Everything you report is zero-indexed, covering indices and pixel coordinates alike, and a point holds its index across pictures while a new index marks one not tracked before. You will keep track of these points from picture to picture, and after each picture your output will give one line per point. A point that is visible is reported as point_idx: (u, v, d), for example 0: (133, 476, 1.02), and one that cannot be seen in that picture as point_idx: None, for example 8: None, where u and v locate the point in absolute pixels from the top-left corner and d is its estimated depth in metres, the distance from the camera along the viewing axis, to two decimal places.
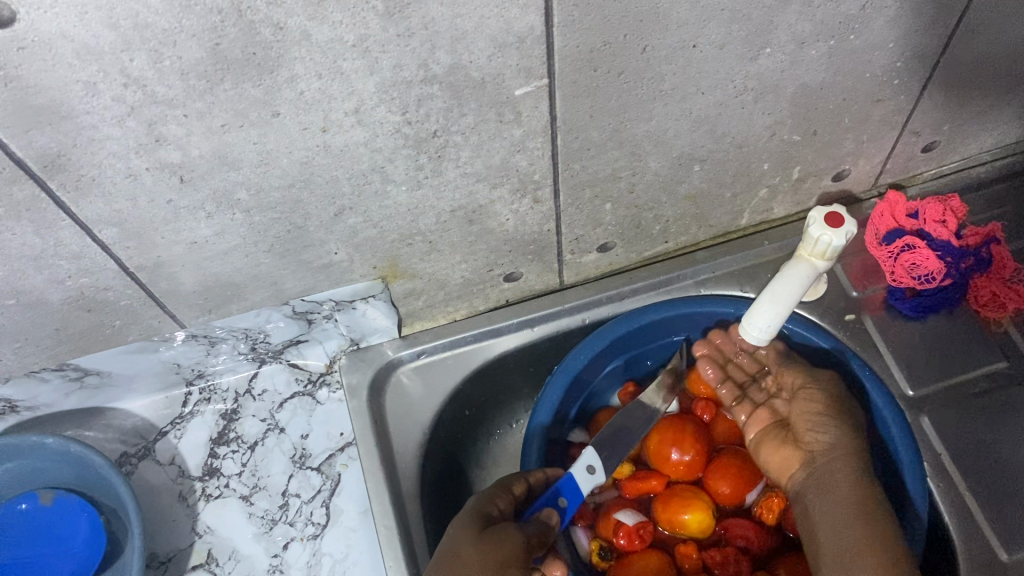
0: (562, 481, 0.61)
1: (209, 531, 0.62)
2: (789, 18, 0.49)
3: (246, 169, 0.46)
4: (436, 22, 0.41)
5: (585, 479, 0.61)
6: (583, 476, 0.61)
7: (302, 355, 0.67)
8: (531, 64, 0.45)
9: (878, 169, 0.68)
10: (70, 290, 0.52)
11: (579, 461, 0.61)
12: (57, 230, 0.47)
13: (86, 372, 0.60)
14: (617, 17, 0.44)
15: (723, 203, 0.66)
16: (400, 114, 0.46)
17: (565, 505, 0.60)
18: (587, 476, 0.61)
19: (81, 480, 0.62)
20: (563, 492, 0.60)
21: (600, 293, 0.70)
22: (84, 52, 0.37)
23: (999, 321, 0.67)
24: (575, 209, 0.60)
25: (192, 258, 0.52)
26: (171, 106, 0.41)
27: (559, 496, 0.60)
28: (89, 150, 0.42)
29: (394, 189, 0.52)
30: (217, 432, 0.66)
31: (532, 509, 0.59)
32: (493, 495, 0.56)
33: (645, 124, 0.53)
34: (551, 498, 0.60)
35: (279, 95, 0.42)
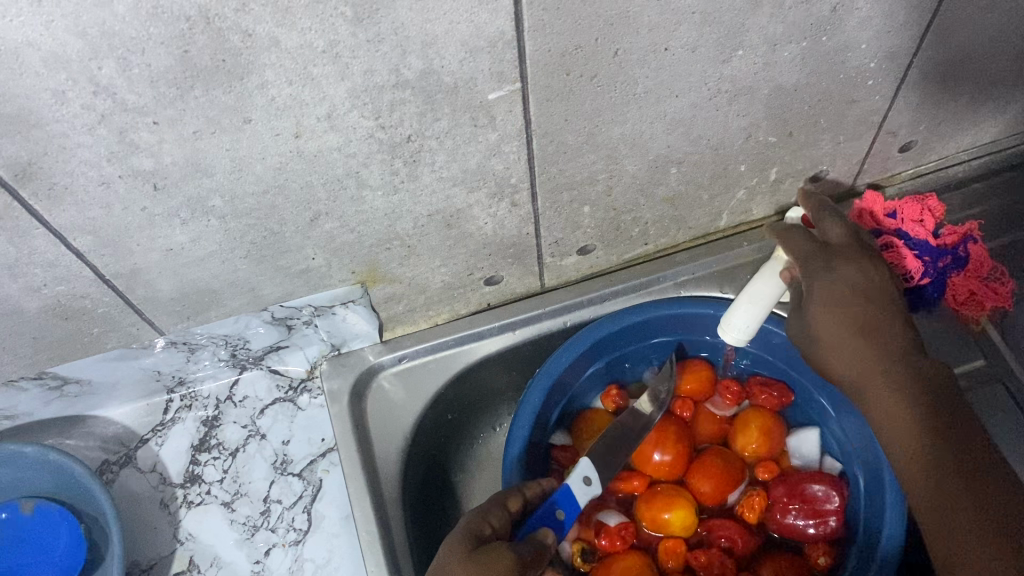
0: (558, 492, 0.58)
1: (190, 538, 0.62)
2: (760, 20, 0.49)
3: (219, 175, 0.46)
4: (405, 27, 0.41)
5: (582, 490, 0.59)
6: (580, 487, 0.59)
7: (284, 361, 0.67)
8: (503, 68, 0.46)
9: (856, 169, 0.69)
10: (46, 299, 0.52)
11: (574, 473, 0.59)
12: (31, 239, 0.47)
13: (65, 381, 0.60)
14: (588, 21, 0.44)
15: (701, 205, 0.66)
16: (373, 118, 0.46)
17: (562, 517, 0.58)
18: (584, 486, 0.59)
19: (62, 489, 0.62)
20: (561, 504, 0.58)
21: (580, 296, 0.70)
22: (51, 60, 0.37)
23: (977, 320, 0.67)
24: (553, 213, 0.60)
25: (169, 265, 0.52)
26: (142, 113, 0.41)
27: (555, 508, 0.58)
28: (60, 159, 0.42)
29: (370, 193, 0.52)
30: (198, 439, 0.66)
31: (528, 525, 0.57)
32: (486, 511, 0.54)
33: (620, 127, 0.54)
34: (548, 511, 0.58)
35: (250, 101, 0.42)
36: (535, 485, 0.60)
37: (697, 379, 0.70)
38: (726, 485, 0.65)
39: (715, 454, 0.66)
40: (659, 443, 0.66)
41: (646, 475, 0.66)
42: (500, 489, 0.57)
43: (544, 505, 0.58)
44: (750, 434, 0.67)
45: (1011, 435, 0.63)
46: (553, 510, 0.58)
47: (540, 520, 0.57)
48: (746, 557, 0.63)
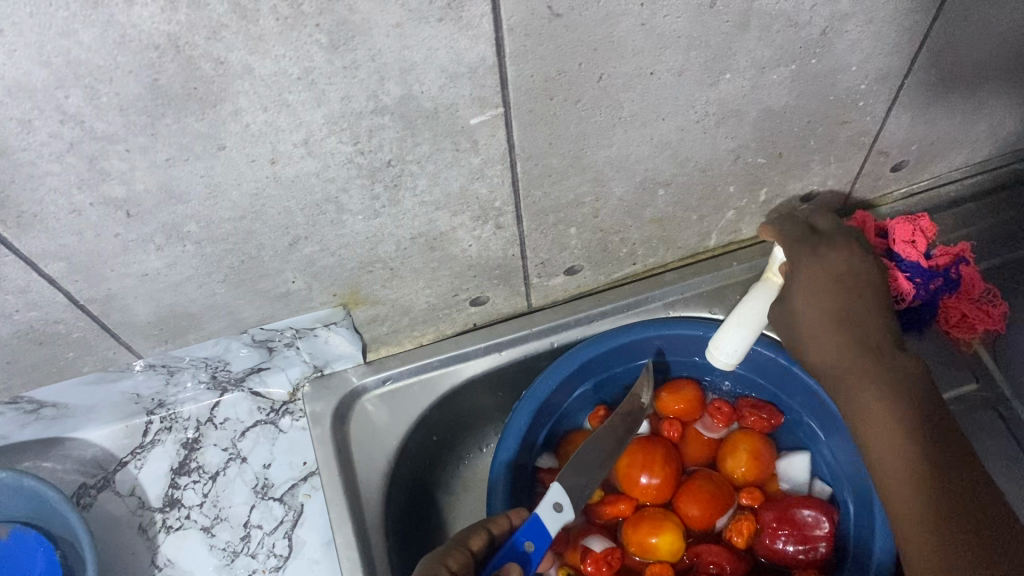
0: (526, 523, 0.57)
1: (169, 564, 0.61)
2: (748, 44, 0.48)
3: (194, 202, 0.45)
4: (383, 54, 0.40)
5: (551, 518, 0.58)
6: (550, 515, 0.58)
7: (265, 383, 0.66)
8: (485, 93, 0.45)
9: (847, 189, 0.68)
10: (18, 324, 0.50)
11: (544, 501, 0.58)
12: (1, 266, 0.45)
13: (41, 404, 0.59)
14: (571, 46, 0.43)
15: (690, 226, 0.65)
16: (352, 144, 0.45)
17: (530, 549, 0.57)
18: (554, 514, 0.58)
19: (37, 514, 0.60)
20: (529, 535, 0.57)
21: (568, 316, 0.69)
22: (16, 89, 0.36)
23: (969, 342, 0.66)
24: (539, 234, 0.59)
25: (145, 290, 0.51)
26: (112, 141, 0.40)
27: (524, 540, 0.57)
28: (28, 187, 0.41)
29: (350, 218, 0.51)
30: (178, 462, 0.65)
31: (494, 562, 0.56)
32: (444, 553, 0.53)
33: (606, 150, 0.53)
34: (516, 543, 0.57)
35: (224, 128, 0.41)
36: (503, 519, 0.58)
37: (686, 400, 0.68)
38: (714, 510, 0.64)
39: (703, 478, 0.65)
40: (646, 466, 0.65)
41: (633, 498, 0.65)
42: (464, 529, 0.56)
43: (512, 538, 0.57)
44: (741, 458, 0.66)
45: (1001, 460, 0.62)
46: (523, 541, 0.57)
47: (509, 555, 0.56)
48: None
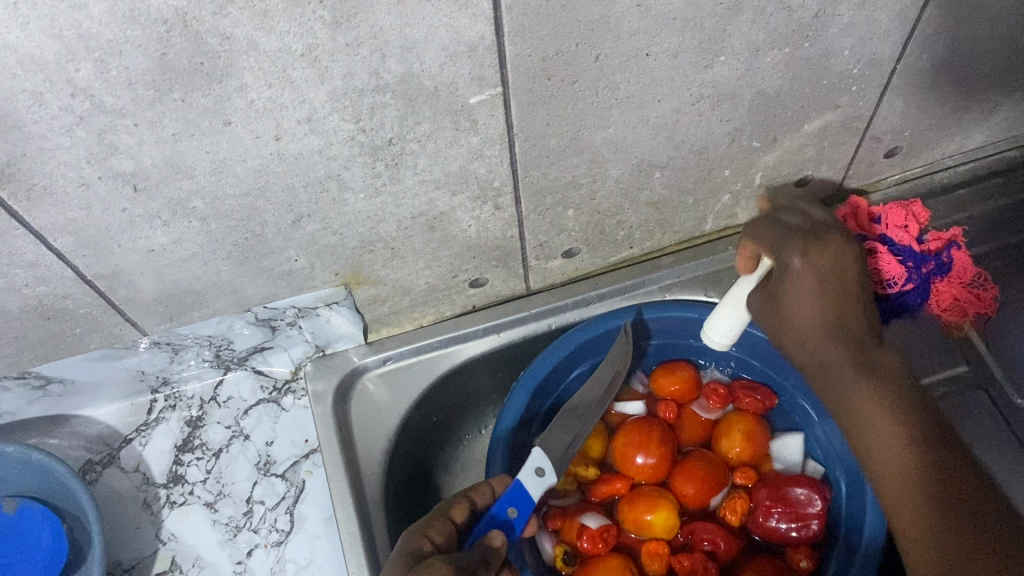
0: (510, 491, 0.59)
1: (173, 538, 0.62)
2: (742, 26, 0.49)
3: (199, 177, 0.46)
4: (385, 32, 0.41)
5: (534, 483, 0.59)
6: (532, 481, 0.59)
7: (268, 362, 0.67)
8: (484, 72, 0.46)
9: (841, 174, 0.69)
10: (27, 299, 0.52)
11: (525, 467, 0.59)
12: (12, 239, 0.47)
13: (48, 381, 0.60)
14: (568, 26, 0.45)
15: (686, 209, 0.66)
16: (354, 122, 0.46)
17: (513, 515, 0.58)
18: (537, 479, 0.59)
19: (46, 490, 0.62)
20: (513, 502, 0.59)
21: (566, 299, 0.70)
22: (28, 62, 0.37)
23: (960, 325, 0.68)
24: (537, 216, 0.60)
25: (151, 266, 0.52)
26: (120, 115, 0.41)
27: (507, 507, 0.58)
28: (39, 159, 0.42)
29: (352, 196, 0.52)
30: (182, 439, 0.66)
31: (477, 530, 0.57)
32: (426, 526, 0.54)
33: (603, 131, 0.54)
34: (499, 511, 0.58)
35: (229, 104, 0.42)
36: (486, 487, 0.59)
37: (680, 381, 0.69)
38: (709, 489, 0.65)
39: (698, 457, 0.66)
40: (642, 445, 0.66)
41: (629, 478, 0.66)
42: (447, 498, 0.57)
43: (495, 506, 0.58)
44: (736, 439, 0.67)
45: (991, 440, 0.63)
46: (505, 508, 0.58)
47: (491, 522, 0.58)
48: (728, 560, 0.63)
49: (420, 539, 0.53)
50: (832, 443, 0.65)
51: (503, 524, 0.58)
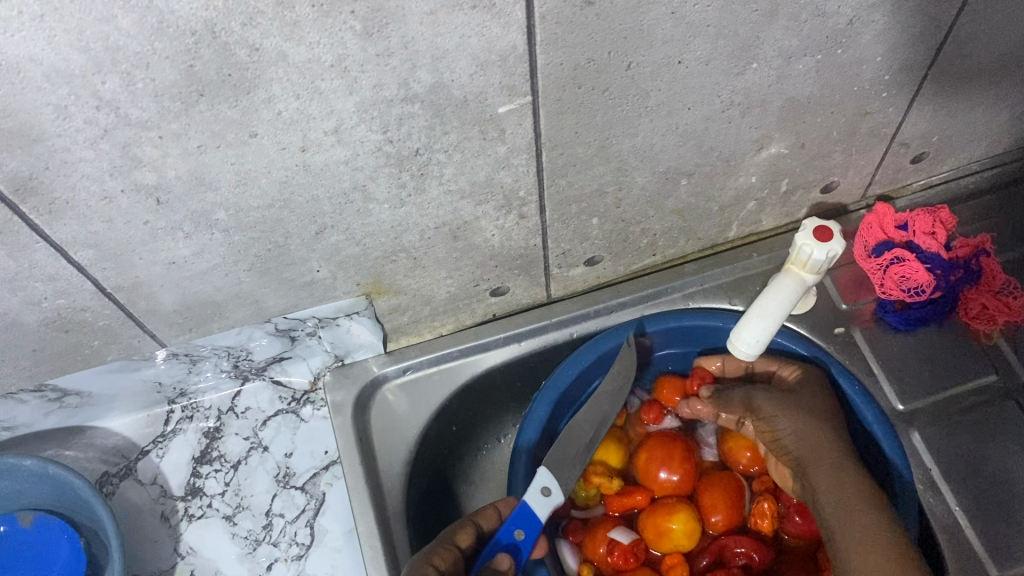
0: (515, 512, 0.58)
1: (191, 552, 0.61)
2: (776, 33, 0.48)
3: (223, 189, 0.45)
4: (415, 41, 0.40)
5: (540, 503, 0.59)
6: (539, 501, 0.59)
7: (286, 372, 0.66)
8: (514, 81, 0.45)
9: (867, 180, 0.68)
10: (45, 312, 0.51)
11: (532, 486, 0.59)
12: (32, 253, 0.46)
13: (64, 393, 0.59)
14: (601, 34, 0.43)
15: (711, 217, 0.65)
16: (381, 132, 0.45)
17: (521, 537, 0.58)
18: (543, 498, 0.59)
19: (59, 502, 0.60)
20: (519, 524, 0.58)
21: (587, 307, 0.69)
22: (53, 75, 0.36)
23: (989, 334, 0.67)
24: (561, 224, 0.59)
25: (172, 278, 0.51)
26: (145, 127, 0.40)
27: (513, 529, 0.58)
28: (62, 173, 0.41)
29: (377, 207, 0.51)
30: (199, 451, 0.65)
31: (483, 556, 0.56)
32: (432, 552, 0.53)
33: (631, 140, 0.53)
34: (506, 532, 0.57)
35: (256, 115, 0.41)
36: (490, 510, 0.59)
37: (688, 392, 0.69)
38: (734, 504, 0.64)
39: (723, 472, 0.65)
40: (665, 461, 0.65)
41: (650, 491, 0.65)
42: (449, 525, 0.56)
43: (501, 529, 0.58)
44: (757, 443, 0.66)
45: (1023, 451, 0.62)
46: (511, 531, 0.58)
47: (498, 546, 0.57)
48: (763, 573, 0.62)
49: (425, 566, 0.52)
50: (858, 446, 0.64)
51: (511, 548, 0.57)
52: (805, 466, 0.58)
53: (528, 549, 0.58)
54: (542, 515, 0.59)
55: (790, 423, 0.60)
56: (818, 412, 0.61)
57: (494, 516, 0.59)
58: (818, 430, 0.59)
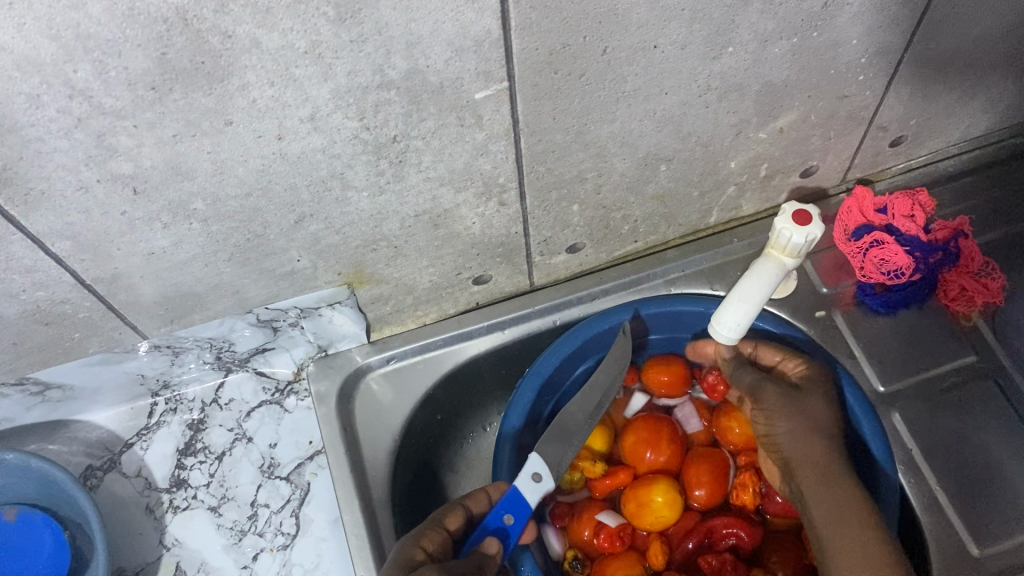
0: (504, 497, 0.58)
1: (177, 543, 0.61)
2: (751, 17, 0.48)
3: (200, 178, 0.45)
4: (389, 27, 0.40)
5: (532, 489, 0.58)
6: (529, 487, 0.58)
7: (270, 363, 0.66)
8: (490, 67, 0.45)
9: (846, 164, 0.68)
10: (25, 305, 0.51)
11: (522, 472, 0.59)
12: (9, 245, 0.46)
13: (46, 386, 0.59)
14: (576, 19, 0.44)
15: (692, 202, 0.65)
16: (358, 119, 0.45)
17: (511, 522, 0.57)
18: (534, 485, 0.58)
19: (48, 499, 0.61)
20: (508, 509, 0.57)
21: (570, 294, 0.69)
22: (25, 63, 0.36)
23: (969, 315, 0.67)
24: (542, 211, 0.59)
25: (151, 269, 0.51)
26: (120, 116, 0.40)
27: (502, 514, 0.57)
28: (37, 163, 0.41)
29: (356, 194, 0.51)
30: (184, 443, 0.65)
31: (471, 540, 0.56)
32: (419, 536, 0.53)
33: (609, 125, 0.53)
34: (495, 517, 0.57)
35: (231, 103, 0.41)
36: (481, 495, 0.59)
37: (670, 371, 0.69)
38: (719, 482, 0.64)
39: (708, 453, 0.65)
40: (651, 443, 0.65)
41: (633, 470, 0.66)
42: (438, 508, 0.56)
43: (490, 513, 0.57)
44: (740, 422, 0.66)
45: (1002, 430, 0.63)
46: (501, 515, 0.57)
47: (486, 531, 0.57)
48: (753, 552, 0.62)
49: (412, 550, 0.52)
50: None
51: (500, 532, 0.57)
52: (802, 474, 0.58)
53: (517, 534, 0.57)
54: (532, 500, 0.58)
55: (789, 429, 0.60)
56: (822, 418, 0.60)
57: (484, 501, 0.59)
58: (815, 437, 0.59)
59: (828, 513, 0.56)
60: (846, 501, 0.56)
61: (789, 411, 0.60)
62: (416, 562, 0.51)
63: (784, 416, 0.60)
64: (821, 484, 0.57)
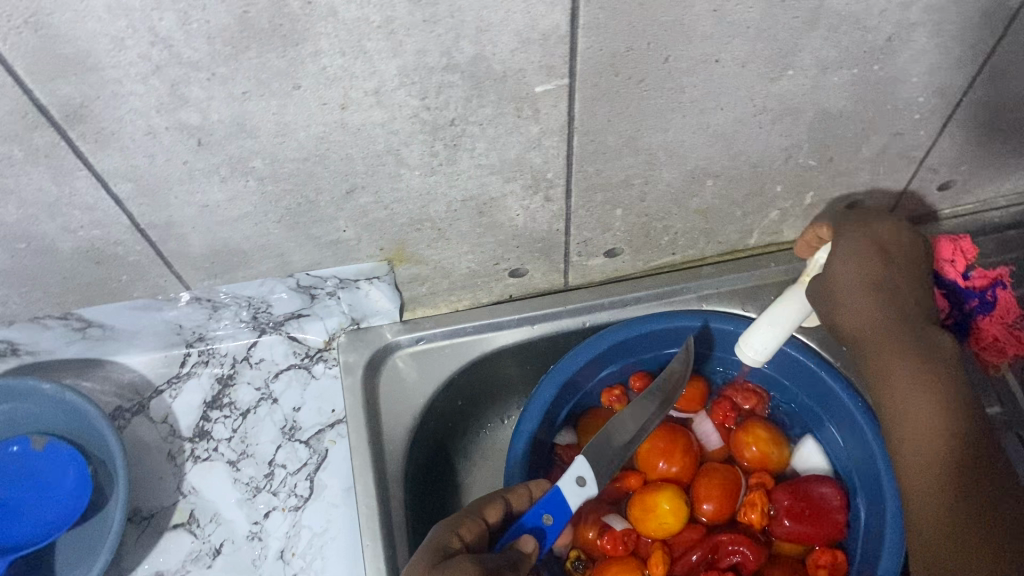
0: (546, 497, 0.58)
1: (193, 492, 0.63)
2: (814, 42, 0.49)
3: (263, 138, 0.47)
4: (462, 11, 0.41)
5: (573, 492, 0.59)
6: (573, 489, 0.59)
7: (302, 329, 0.68)
8: (553, 62, 0.46)
9: (892, 202, 0.68)
10: (80, 241, 0.53)
11: (567, 475, 0.59)
12: (73, 181, 0.47)
13: (87, 325, 0.61)
14: (642, 24, 0.45)
15: (733, 221, 0.66)
16: (419, 99, 0.46)
17: (548, 522, 0.58)
18: (576, 488, 0.59)
19: (76, 432, 0.63)
20: (548, 509, 0.58)
21: (603, 297, 0.70)
22: (114, 7, 0.38)
23: (997, 366, 0.66)
24: (585, 212, 0.60)
25: (204, 221, 0.53)
26: (195, 68, 0.41)
27: (541, 513, 0.58)
28: (111, 104, 0.43)
29: (407, 172, 0.52)
30: (211, 396, 0.66)
31: (506, 536, 0.56)
32: (457, 523, 0.53)
33: (662, 134, 0.54)
34: (536, 514, 0.58)
35: (301, 68, 0.43)
36: (522, 491, 0.59)
37: (691, 385, 0.70)
38: (728, 500, 0.64)
39: (719, 469, 0.66)
40: (664, 453, 0.66)
41: (645, 477, 0.66)
42: (481, 497, 0.57)
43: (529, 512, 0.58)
44: (755, 442, 0.66)
45: None
46: (540, 514, 0.58)
47: (523, 528, 0.57)
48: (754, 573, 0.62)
49: (449, 536, 0.52)
50: (850, 455, 0.65)
51: (537, 531, 0.58)
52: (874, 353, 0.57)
53: (553, 535, 0.58)
54: (573, 504, 0.59)
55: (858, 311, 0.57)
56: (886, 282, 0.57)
57: (524, 498, 0.59)
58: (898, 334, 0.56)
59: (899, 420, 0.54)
60: (979, 509, 0.49)
61: (898, 366, 0.55)
62: (452, 547, 0.51)
63: (837, 306, 0.58)
64: (922, 433, 0.52)
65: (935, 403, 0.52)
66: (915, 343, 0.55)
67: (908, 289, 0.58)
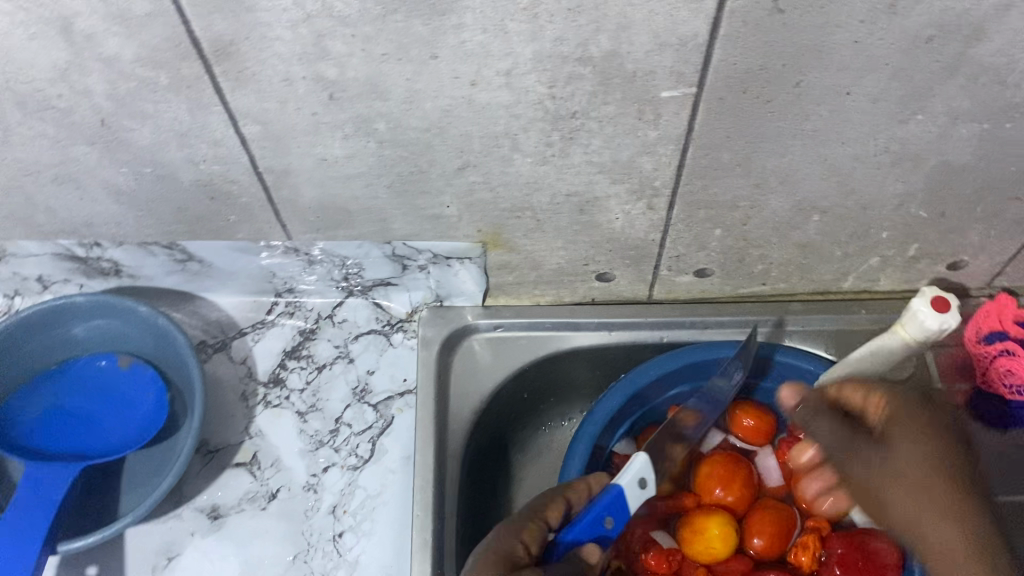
0: (607, 500, 0.56)
1: (259, 434, 0.65)
2: (950, 90, 0.48)
3: (391, 102, 0.48)
4: (607, 5, 0.42)
5: (635, 494, 0.57)
6: (633, 491, 0.57)
7: (387, 297, 0.69)
8: (685, 69, 0.46)
9: (998, 268, 0.66)
10: (200, 174, 0.55)
11: (630, 476, 0.57)
12: (207, 114, 0.50)
13: (189, 258, 0.64)
14: (781, 44, 0.45)
15: (830, 261, 0.65)
16: (547, 86, 0.47)
17: (610, 524, 0.57)
18: (639, 490, 0.57)
19: (160, 358, 0.65)
20: (610, 512, 0.57)
21: (685, 315, 0.69)
22: None
23: None
24: (684, 226, 0.60)
25: (318, 174, 0.55)
26: (343, 23, 0.43)
27: (604, 516, 0.57)
28: (258, 46, 0.45)
29: (520, 158, 0.53)
30: (291, 346, 0.68)
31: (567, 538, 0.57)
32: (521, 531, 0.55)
33: (777, 159, 0.54)
34: (596, 518, 0.57)
35: (442, 38, 0.44)
36: (582, 489, 0.59)
37: (758, 416, 0.69)
38: (779, 537, 0.63)
39: (775, 505, 0.65)
40: (722, 479, 0.65)
41: (698, 500, 0.66)
42: (539, 498, 0.57)
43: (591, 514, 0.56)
44: (814, 484, 0.65)
45: None
46: (602, 517, 0.57)
47: (583, 532, 0.57)
48: None
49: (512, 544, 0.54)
50: None
51: (597, 532, 0.57)
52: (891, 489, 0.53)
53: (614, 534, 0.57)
54: (633, 506, 0.57)
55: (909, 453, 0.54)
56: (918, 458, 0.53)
57: (584, 495, 0.59)
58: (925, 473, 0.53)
59: (919, 537, 0.51)
60: None
61: (930, 482, 0.52)
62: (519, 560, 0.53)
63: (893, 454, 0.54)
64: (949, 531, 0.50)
65: (947, 512, 0.51)
66: (942, 455, 0.53)
67: (937, 419, 0.56)
